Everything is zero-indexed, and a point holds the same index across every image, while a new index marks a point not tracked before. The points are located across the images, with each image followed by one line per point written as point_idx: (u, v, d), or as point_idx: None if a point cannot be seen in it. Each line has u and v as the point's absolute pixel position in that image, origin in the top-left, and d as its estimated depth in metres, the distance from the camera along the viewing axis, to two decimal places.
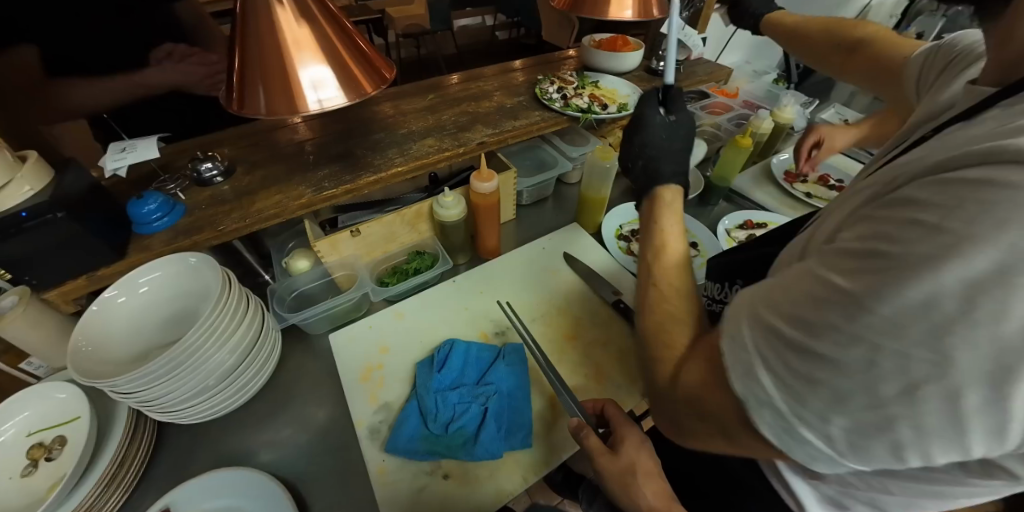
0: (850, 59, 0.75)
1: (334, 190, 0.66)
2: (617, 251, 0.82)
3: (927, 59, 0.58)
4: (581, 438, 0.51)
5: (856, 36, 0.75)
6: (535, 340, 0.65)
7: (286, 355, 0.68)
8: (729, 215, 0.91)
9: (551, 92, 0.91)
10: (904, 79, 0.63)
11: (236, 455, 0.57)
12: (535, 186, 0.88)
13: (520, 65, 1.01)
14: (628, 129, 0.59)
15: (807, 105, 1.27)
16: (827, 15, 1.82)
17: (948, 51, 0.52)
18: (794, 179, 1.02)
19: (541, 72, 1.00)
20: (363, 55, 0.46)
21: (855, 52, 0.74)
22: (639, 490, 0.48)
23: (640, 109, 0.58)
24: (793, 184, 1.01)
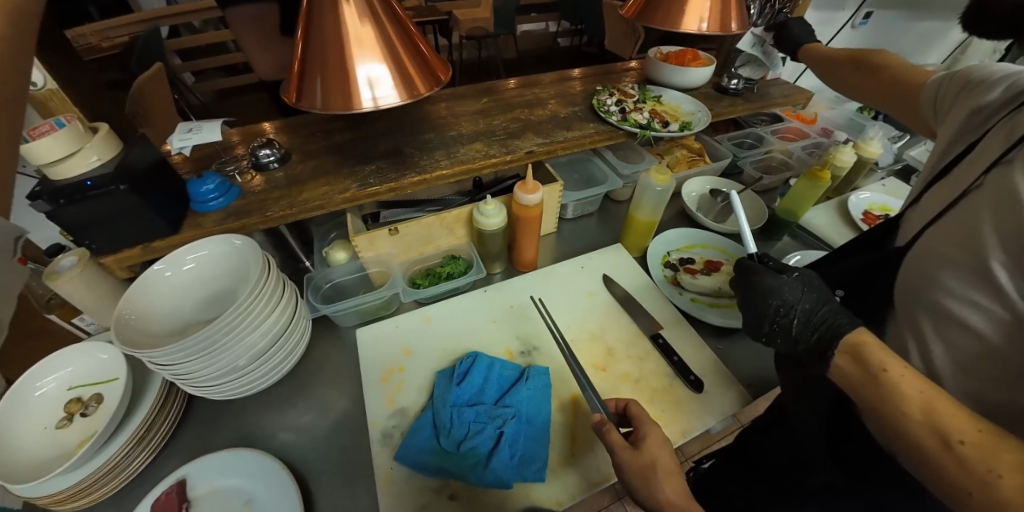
0: (867, 82, 0.70)
1: (378, 186, 0.66)
2: (662, 280, 0.76)
3: (945, 83, 0.55)
4: (603, 433, 0.50)
5: (877, 59, 0.70)
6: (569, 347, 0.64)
7: (314, 343, 0.69)
8: (794, 253, 0.83)
9: (608, 104, 0.87)
10: (921, 101, 0.59)
11: (255, 436, 0.58)
12: (580, 201, 0.84)
13: (580, 74, 0.98)
14: (744, 300, 0.50)
15: (896, 139, 1.14)
16: (928, 41, 1.64)
17: (968, 76, 0.50)
18: (874, 221, 0.90)
19: (601, 82, 0.97)
20: (422, 56, 0.45)
21: (875, 74, 0.68)
22: (661, 487, 0.45)
23: (752, 278, 0.49)
24: (873, 226, 0.89)
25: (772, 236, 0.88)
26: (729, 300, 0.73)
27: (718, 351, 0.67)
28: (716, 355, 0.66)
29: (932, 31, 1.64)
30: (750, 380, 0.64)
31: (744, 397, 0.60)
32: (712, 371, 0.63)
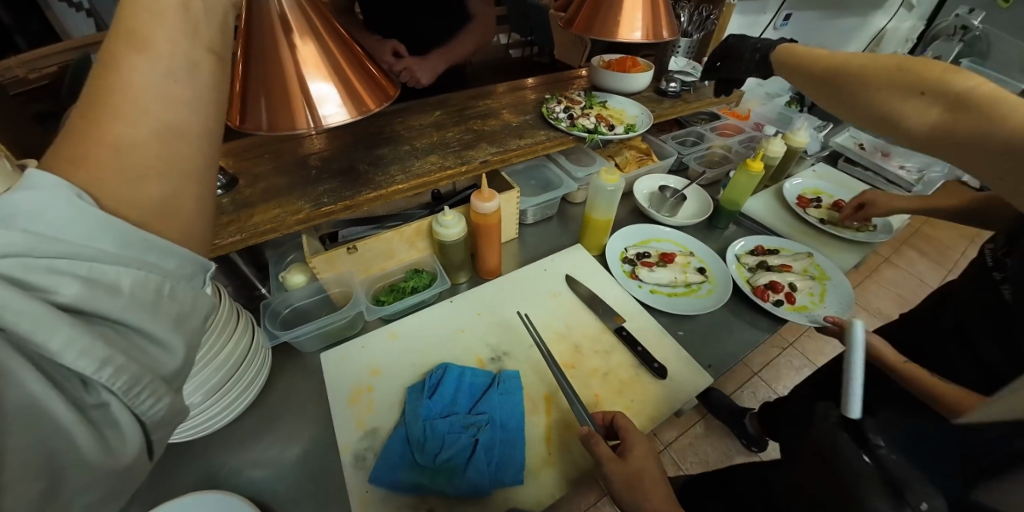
0: None
1: (333, 205, 0.65)
2: (622, 274, 0.79)
3: None
4: (592, 445, 0.50)
5: None
6: (545, 350, 0.65)
7: (277, 372, 0.66)
8: (740, 239, 0.89)
9: (557, 111, 0.91)
10: None
11: (218, 474, 0.55)
12: (539, 205, 0.86)
13: (529, 84, 1.01)
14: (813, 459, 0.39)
15: (821, 129, 1.25)
16: (843, 39, 1.82)
17: None
18: (807, 205, 0.99)
19: (550, 91, 1.00)
20: (366, 73, 0.45)
21: None
22: (644, 495, 0.48)
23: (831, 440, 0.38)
24: (806, 209, 0.97)
25: (719, 225, 0.94)
26: (684, 289, 0.78)
27: (678, 337, 0.71)
28: (677, 340, 0.69)
29: (846, 30, 1.81)
30: (710, 361, 0.67)
31: (705, 379, 0.63)
32: (674, 357, 0.66)
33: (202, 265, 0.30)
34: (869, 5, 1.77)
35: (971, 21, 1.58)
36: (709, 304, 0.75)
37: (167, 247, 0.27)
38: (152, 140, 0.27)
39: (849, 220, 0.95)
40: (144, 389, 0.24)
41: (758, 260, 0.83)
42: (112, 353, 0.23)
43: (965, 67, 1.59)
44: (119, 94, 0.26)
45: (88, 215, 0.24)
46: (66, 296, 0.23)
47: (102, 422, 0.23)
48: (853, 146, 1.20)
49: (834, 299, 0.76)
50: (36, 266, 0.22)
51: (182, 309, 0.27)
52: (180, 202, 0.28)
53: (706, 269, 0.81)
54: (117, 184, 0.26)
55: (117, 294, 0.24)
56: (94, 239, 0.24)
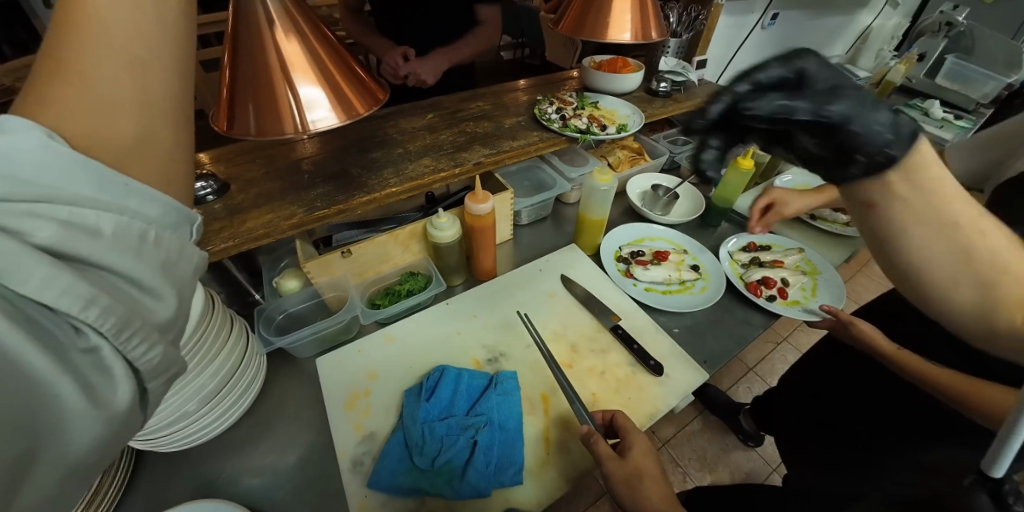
0: None
1: (326, 209, 0.65)
2: (617, 273, 0.80)
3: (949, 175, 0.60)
4: (591, 444, 0.51)
5: None
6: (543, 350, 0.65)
7: (273, 378, 0.65)
8: (733, 236, 0.89)
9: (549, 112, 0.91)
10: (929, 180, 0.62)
11: (215, 483, 0.54)
12: (533, 206, 0.86)
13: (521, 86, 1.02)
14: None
15: None
16: (829, 38, 1.85)
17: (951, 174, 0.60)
18: None
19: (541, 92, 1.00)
20: (357, 77, 0.45)
21: None
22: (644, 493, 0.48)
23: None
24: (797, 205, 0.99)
25: (711, 223, 0.95)
26: (679, 287, 0.78)
27: (674, 335, 0.71)
28: (673, 338, 0.70)
29: (832, 29, 1.84)
30: (706, 358, 0.68)
31: (701, 376, 0.64)
32: (670, 354, 0.66)
33: (188, 216, 0.28)
34: (855, 4, 1.80)
35: (955, 18, 1.61)
36: (703, 301, 0.75)
37: (149, 191, 0.25)
38: (126, 80, 0.25)
39: (838, 215, 0.96)
40: (136, 335, 0.22)
41: (750, 256, 0.84)
42: (97, 295, 0.21)
43: (949, 63, 1.63)
44: (78, 25, 0.24)
45: (58, 153, 0.22)
46: (39, 233, 0.20)
47: (90, 370, 0.21)
48: None
49: (826, 293, 0.77)
50: (11, 208, 0.20)
51: (170, 255, 0.25)
52: (155, 144, 0.26)
53: (699, 266, 0.82)
54: (92, 122, 0.24)
55: (97, 236, 0.22)
56: (65, 175, 0.22)
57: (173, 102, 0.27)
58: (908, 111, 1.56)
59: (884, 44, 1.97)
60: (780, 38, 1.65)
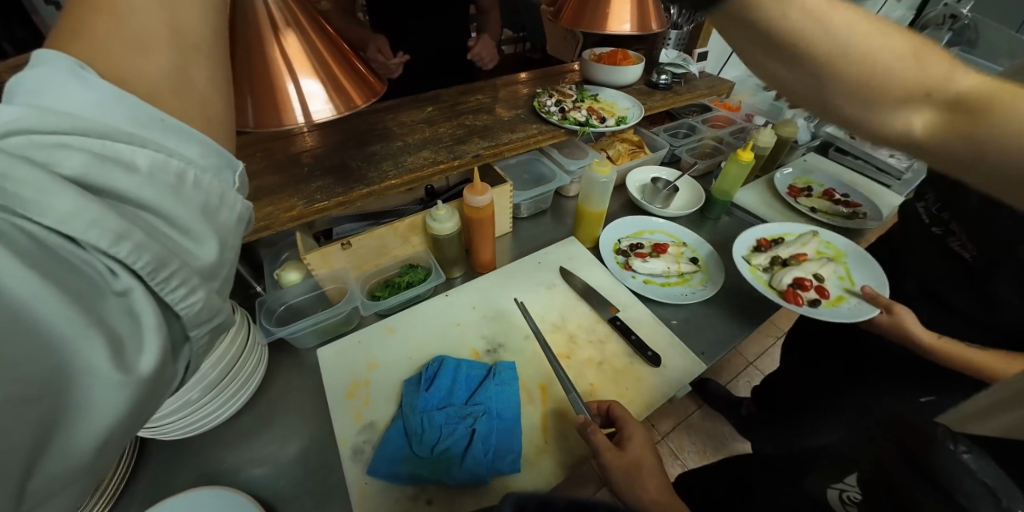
0: None
1: (326, 201, 0.66)
2: (616, 266, 0.80)
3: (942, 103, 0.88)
4: (587, 435, 0.51)
5: None
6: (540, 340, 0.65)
7: (274, 370, 0.66)
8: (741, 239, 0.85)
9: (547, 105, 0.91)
10: None
11: (218, 472, 0.55)
12: (532, 199, 0.87)
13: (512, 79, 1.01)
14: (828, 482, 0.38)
15: (811, 119, 1.25)
16: None
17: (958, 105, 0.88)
18: (798, 194, 1.00)
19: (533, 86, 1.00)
20: (354, 68, 0.45)
21: None
22: (641, 484, 0.48)
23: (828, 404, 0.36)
24: (797, 198, 0.98)
25: (710, 216, 0.95)
26: (677, 279, 0.78)
27: (672, 326, 0.71)
28: (670, 329, 0.70)
29: None
30: (703, 349, 0.68)
31: (698, 367, 0.64)
32: (668, 346, 0.67)
33: (228, 162, 0.28)
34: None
35: (960, 10, 1.59)
36: (701, 293, 0.76)
37: (184, 132, 0.26)
38: (160, 23, 0.28)
39: (839, 208, 0.96)
40: (174, 275, 0.22)
41: (769, 258, 0.80)
42: (126, 229, 0.20)
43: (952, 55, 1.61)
44: None
45: (101, 95, 0.23)
46: (73, 167, 0.20)
47: (124, 314, 0.21)
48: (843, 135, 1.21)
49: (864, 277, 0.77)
50: (40, 141, 0.20)
51: (208, 199, 0.26)
52: (192, 82, 0.28)
53: (698, 259, 0.82)
54: (133, 62, 0.26)
55: (132, 170, 0.22)
56: (107, 107, 0.23)
57: (206, 42, 0.30)
58: None
59: None
60: None
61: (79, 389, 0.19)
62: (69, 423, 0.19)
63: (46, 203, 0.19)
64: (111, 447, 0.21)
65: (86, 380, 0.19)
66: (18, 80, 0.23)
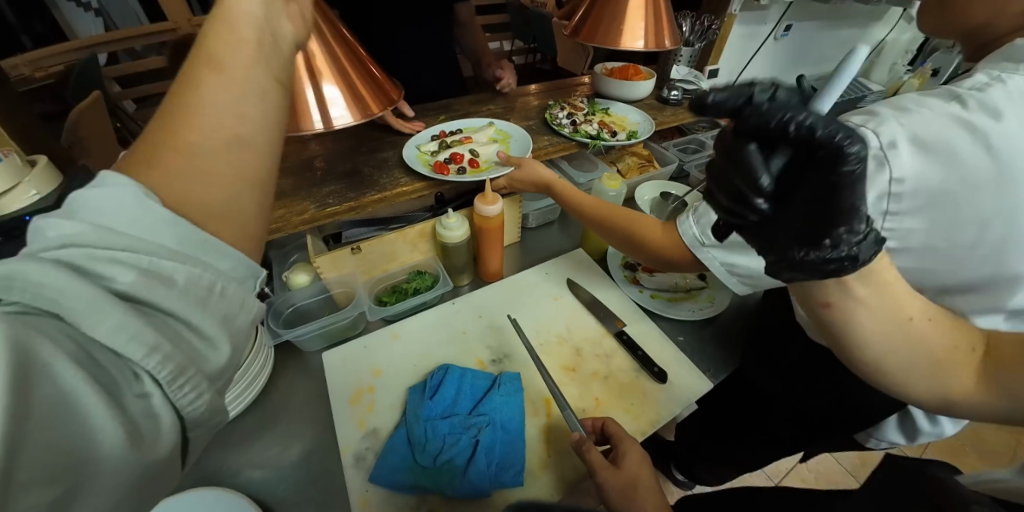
0: None
1: (337, 206, 0.66)
2: (622, 280, 0.79)
3: None
4: (581, 453, 0.51)
5: None
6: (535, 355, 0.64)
7: (278, 373, 0.66)
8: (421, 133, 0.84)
9: (447, 164, 0.78)
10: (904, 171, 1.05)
11: (218, 475, 0.55)
12: (541, 209, 0.87)
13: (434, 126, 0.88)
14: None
15: None
16: (841, 49, 1.84)
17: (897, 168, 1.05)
18: None
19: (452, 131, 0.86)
20: (374, 80, 0.47)
21: None
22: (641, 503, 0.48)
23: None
24: None
25: None
26: (685, 295, 0.78)
27: (679, 343, 0.71)
28: (676, 345, 0.70)
29: (848, 39, 1.83)
30: (709, 367, 0.68)
31: (705, 384, 0.63)
32: (675, 362, 0.66)
33: (256, 270, 0.30)
34: (870, 16, 1.78)
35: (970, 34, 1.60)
36: (710, 310, 0.74)
37: (223, 250, 0.27)
38: (222, 161, 0.27)
39: None
40: (187, 381, 0.23)
41: (437, 144, 0.81)
42: (160, 341, 0.22)
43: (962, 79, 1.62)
44: (195, 109, 0.27)
45: (149, 209, 0.24)
46: (121, 283, 0.22)
47: (142, 413, 0.22)
48: None
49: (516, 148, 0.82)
50: (98, 254, 0.22)
51: (231, 309, 0.26)
52: (242, 208, 0.28)
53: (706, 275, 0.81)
54: (192, 195, 0.26)
55: (170, 286, 0.24)
56: (154, 233, 0.24)
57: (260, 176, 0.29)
58: None
59: (898, 59, 1.95)
60: (792, 50, 1.64)
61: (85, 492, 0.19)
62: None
63: (94, 315, 0.21)
64: None
65: (100, 475, 0.20)
66: (77, 197, 0.24)
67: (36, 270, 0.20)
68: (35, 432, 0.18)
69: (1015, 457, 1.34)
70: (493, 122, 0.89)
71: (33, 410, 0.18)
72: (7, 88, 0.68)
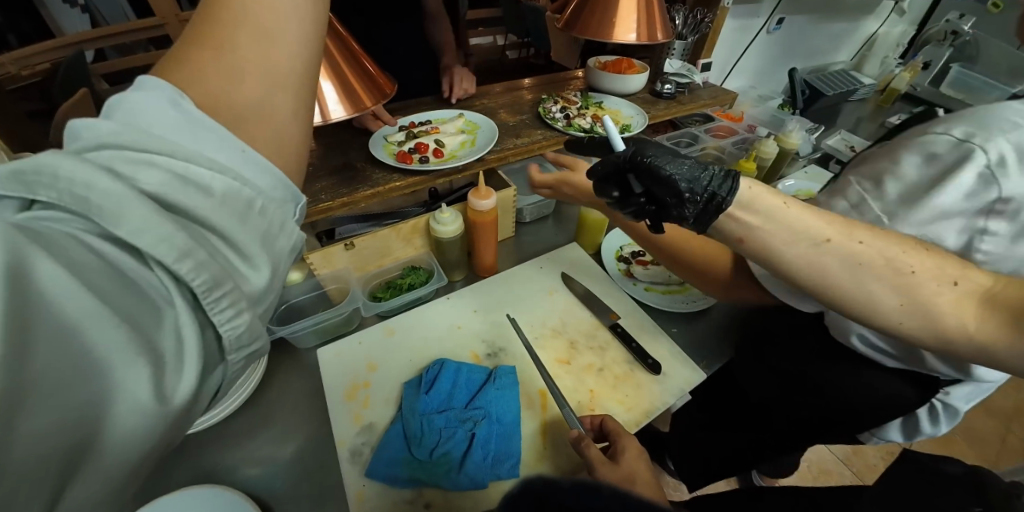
0: None
1: (330, 202, 0.66)
2: (617, 273, 0.80)
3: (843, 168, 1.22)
4: (580, 449, 0.51)
5: None
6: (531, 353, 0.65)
7: (273, 369, 0.66)
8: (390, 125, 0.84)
9: (410, 153, 0.77)
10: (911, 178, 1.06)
11: (213, 471, 0.55)
12: (535, 204, 0.87)
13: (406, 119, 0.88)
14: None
15: (813, 131, 1.26)
16: (833, 42, 1.84)
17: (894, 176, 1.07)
18: None
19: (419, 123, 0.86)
20: (366, 72, 0.46)
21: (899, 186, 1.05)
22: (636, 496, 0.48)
23: None
24: None
25: None
26: (679, 287, 0.78)
27: (672, 334, 0.71)
28: (670, 337, 0.70)
29: (840, 33, 1.83)
30: (702, 358, 0.68)
31: (699, 376, 0.64)
32: (669, 354, 0.66)
33: (294, 195, 0.31)
34: (862, 10, 1.78)
35: (960, 28, 1.61)
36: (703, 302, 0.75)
37: (259, 163, 0.28)
38: (253, 61, 0.29)
39: None
40: (223, 297, 0.23)
41: (404, 134, 0.80)
42: (192, 248, 0.22)
43: (953, 73, 1.63)
44: (234, 16, 0.30)
45: (183, 114, 0.26)
46: (151, 184, 0.23)
47: (172, 333, 0.22)
48: (844, 148, 1.22)
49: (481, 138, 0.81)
50: (131, 157, 0.23)
51: (269, 228, 0.27)
52: (275, 112, 0.30)
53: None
54: (229, 97, 0.28)
55: (208, 194, 0.24)
56: (190, 139, 0.25)
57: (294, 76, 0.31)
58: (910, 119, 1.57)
59: (889, 52, 1.95)
60: (784, 43, 1.65)
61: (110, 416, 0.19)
62: (102, 431, 0.19)
63: (121, 214, 0.21)
64: (137, 477, 0.21)
65: (123, 402, 0.19)
66: (120, 98, 0.26)
67: (69, 166, 0.21)
68: (49, 333, 0.18)
69: (1003, 445, 1.37)
70: (463, 113, 0.88)
71: (47, 324, 0.18)
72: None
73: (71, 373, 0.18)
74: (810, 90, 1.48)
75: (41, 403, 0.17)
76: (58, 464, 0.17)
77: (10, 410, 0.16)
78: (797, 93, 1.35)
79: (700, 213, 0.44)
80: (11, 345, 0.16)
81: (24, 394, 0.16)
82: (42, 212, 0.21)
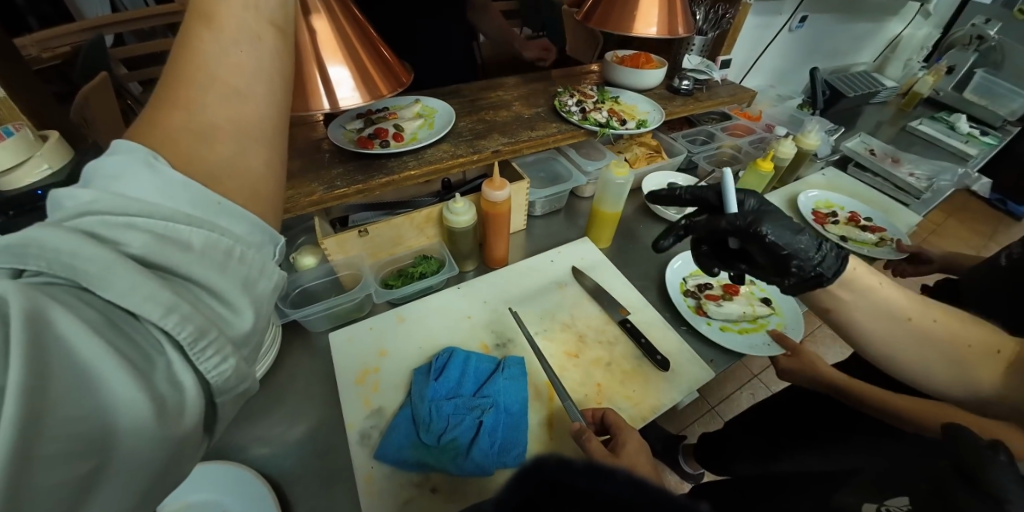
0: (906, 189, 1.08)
1: (345, 189, 0.66)
2: (687, 310, 0.73)
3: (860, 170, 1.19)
4: (581, 441, 0.51)
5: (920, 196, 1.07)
6: (536, 352, 0.64)
7: (285, 352, 0.67)
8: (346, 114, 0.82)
9: (370, 139, 0.75)
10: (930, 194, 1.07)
11: (225, 448, 0.56)
12: (548, 197, 0.87)
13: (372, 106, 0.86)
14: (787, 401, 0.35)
15: (831, 133, 1.24)
16: (855, 42, 1.80)
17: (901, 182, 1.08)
18: (824, 221, 0.96)
19: (377, 109, 0.84)
20: (383, 60, 0.46)
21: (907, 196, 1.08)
22: None
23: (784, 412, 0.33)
24: (824, 225, 0.95)
25: None
26: (753, 324, 0.72)
27: (681, 332, 0.71)
28: (680, 334, 0.70)
29: (863, 33, 1.79)
30: (713, 357, 0.68)
31: (707, 374, 0.63)
32: (678, 352, 0.66)
33: (272, 238, 0.32)
34: (886, 10, 1.74)
35: (987, 31, 1.57)
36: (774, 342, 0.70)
37: (237, 213, 0.29)
38: (224, 117, 0.30)
39: (866, 234, 0.93)
40: (209, 344, 0.24)
41: (361, 123, 0.79)
42: (176, 303, 0.23)
43: (978, 77, 1.60)
44: (201, 71, 0.30)
45: (160, 170, 0.27)
46: (135, 246, 0.24)
47: (166, 380, 0.23)
48: (863, 151, 1.20)
49: (439, 124, 0.80)
50: (112, 221, 0.24)
51: (250, 273, 0.28)
52: (247, 164, 0.31)
53: (770, 299, 0.76)
54: (199, 154, 0.29)
55: (188, 249, 0.25)
56: (172, 196, 0.26)
57: (265, 129, 0.33)
58: (932, 123, 1.53)
59: (913, 55, 1.89)
60: (806, 42, 1.61)
61: (112, 456, 0.20)
62: (106, 474, 0.20)
63: (107, 279, 0.22)
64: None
65: (127, 443, 0.20)
66: (96, 163, 0.27)
67: (54, 236, 0.21)
68: (57, 384, 0.19)
69: None
70: (420, 99, 0.87)
71: (49, 374, 0.18)
72: (19, 63, 0.68)
73: (83, 417, 0.19)
74: (831, 90, 1.45)
75: (57, 443, 0.18)
76: (66, 502, 0.18)
77: (21, 460, 0.17)
78: (817, 94, 1.33)
79: (803, 284, 0.49)
80: (25, 398, 0.17)
81: (36, 439, 0.17)
82: (32, 278, 0.21)
